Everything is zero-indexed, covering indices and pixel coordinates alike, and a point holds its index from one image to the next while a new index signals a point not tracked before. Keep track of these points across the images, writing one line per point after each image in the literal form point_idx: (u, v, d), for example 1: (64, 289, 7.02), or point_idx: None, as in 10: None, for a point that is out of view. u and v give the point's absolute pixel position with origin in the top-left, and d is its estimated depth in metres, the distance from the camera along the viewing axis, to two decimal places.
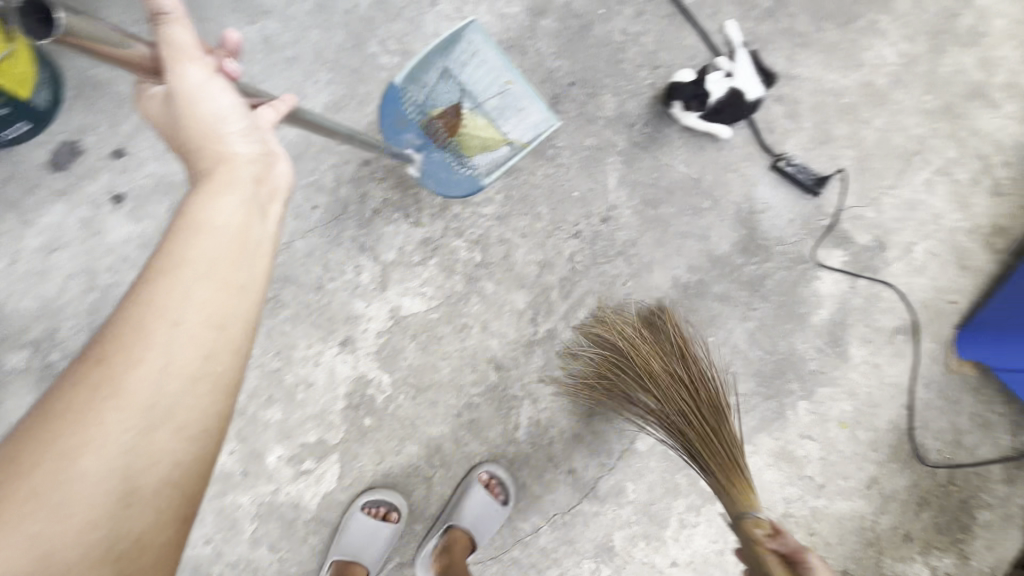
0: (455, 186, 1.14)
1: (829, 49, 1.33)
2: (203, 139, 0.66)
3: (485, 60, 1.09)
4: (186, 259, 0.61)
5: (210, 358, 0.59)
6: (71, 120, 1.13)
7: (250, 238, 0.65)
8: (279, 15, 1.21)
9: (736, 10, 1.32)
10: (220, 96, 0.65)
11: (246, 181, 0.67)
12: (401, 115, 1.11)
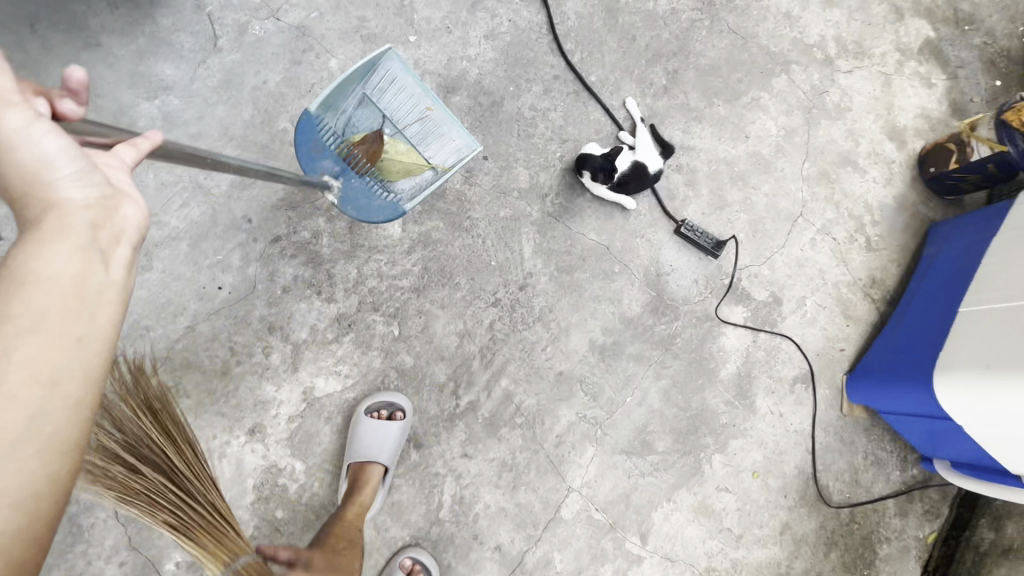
0: (377, 212, 1.13)
1: (720, 122, 1.46)
2: (26, 187, 0.51)
3: (402, 91, 1.20)
4: (3, 318, 0.47)
5: (25, 438, 0.46)
6: None
7: (89, 289, 0.51)
8: (181, 90, 1.18)
9: (635, 88, 1.43)
10: (44, 139, 0.50)
11: (82, 228, 0.52)
12: (318, 142, 1.11)
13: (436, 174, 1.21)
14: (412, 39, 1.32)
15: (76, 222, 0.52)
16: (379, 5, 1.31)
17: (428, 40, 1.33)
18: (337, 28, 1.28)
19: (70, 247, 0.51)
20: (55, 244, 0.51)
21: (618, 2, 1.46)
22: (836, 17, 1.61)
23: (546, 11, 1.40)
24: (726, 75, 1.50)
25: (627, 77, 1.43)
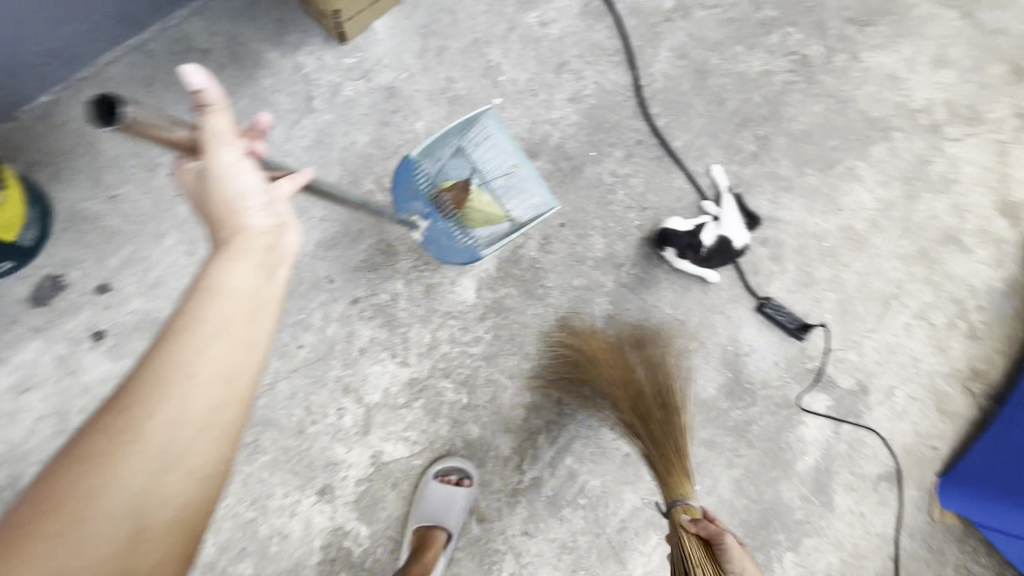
0: (456, 254, 1.21)
1: (811, 193, 1.38)
2: (229, 211, 0.74)
3: (494, 148, 1.27)
4: (205, 318, 0.65)
5: (218, 410, 0.64)
6: (57, 253, 1.12)
7: (260, 300, 0.70)
8: (277, 150, 1.23)
9: (722, 154, 1.37)
10: (244, 173, 0.73)
11: (261, 250, 0.72)
12: (413, 185, 1.23)
13: (513, 227, 1.26)
14: (497, 100, 1.32)
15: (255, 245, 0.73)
16: (467, 67, 1.32)
17: (512, 102, 1.32)
18: (425, 89, 1.30)
19: (251, 265, 0.71)
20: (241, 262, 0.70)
21: (708, 64, 1.41)
22: (947, 80, 1.49)
23: (633, 73, 1.37)
24: (819, 141, 1.42)
25: (713, 143, 1.37)
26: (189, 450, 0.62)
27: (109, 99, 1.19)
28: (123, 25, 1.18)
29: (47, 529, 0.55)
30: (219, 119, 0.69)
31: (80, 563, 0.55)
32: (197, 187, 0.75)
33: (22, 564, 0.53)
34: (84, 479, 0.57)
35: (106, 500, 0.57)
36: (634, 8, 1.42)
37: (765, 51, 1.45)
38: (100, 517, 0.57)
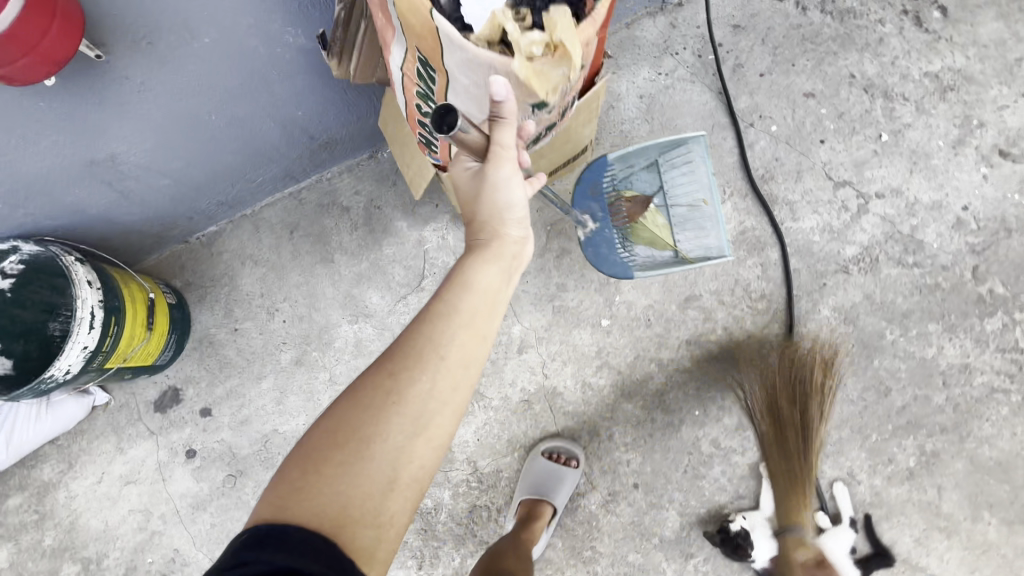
0: (608, 265, 1.20)
1: (980, 548, 1.05)
2: (491, 217, 0.74)
3: (692, 171, 1.19)
4: (459, 308, 0.67)
5: (458, 391, 0.64)
6: (183, 369, 1.29)
7: (500, 300, 0.71)
8: (379, 320, 1.28)
9: (863, 458, 1.11)
10: (515, 190, 0.74)
11: (508, 257, 0.73)
12: (597, 185, 1.22)
13: (676, 259, 1.19)
14: (605, 322, 1.21)
15: (508, 251, 0.73)
16: (584, 276, 1.23)
17: (621, 327, 1.21)
18: (533, 292, 1.24)
19: (499, 268, 0.71)
20: (493, 265, 0.71)
21: (880, 338, 1.14)
22: None
23: (775, 329, 1.17)
24: (1017, 481, 1.07)
25: (854, 441, 1.11)
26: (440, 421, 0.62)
27: (260, 237, 1.33)
28: (285, 180, 1.29)
29: (337, 458, 0.58)
30: (509, 129, 0.70)
31: (368, 498, 0.58)
32: (467, 185, 0.76)
33: (320, 482, 0.57)
34: (360, 427, 0.60)
35: (377, 449, 0.60)
36: (801, 247, 1.19)
37: (970, 339, 1.13)
38: (378, 458, 0.59)
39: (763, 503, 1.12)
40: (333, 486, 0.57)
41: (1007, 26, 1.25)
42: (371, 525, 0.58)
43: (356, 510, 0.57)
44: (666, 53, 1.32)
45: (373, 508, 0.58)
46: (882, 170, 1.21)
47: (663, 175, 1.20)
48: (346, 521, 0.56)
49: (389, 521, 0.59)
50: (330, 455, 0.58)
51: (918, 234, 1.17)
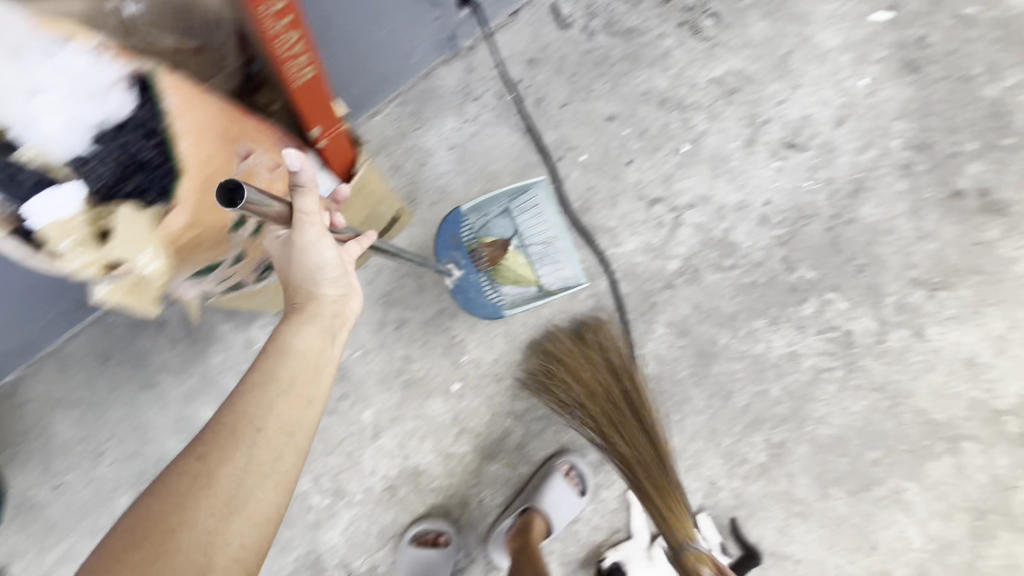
0: (479, 308, 1.17)
1: (834, 523, 1.12)
2: (303, 281, 0.81)
3: (541, 212, 1.18)
4: (275, 380, 0.77)
5: (278, 459, 0.73)
6: (7, 543, 1.17)
7: (320, 362, 0.81)
8: None
9: (720, 464, 1.14)
10: (326, 250, 0.78)
11: (328, 316, 0.82)
12: (456, 235, 1.18)
13: (539, 294, 1.19)
14: (455, 387, 1.18)
15: (326, 309, 0.82)
16: (427, 343, 1.20)
17: (472, 388, 1.18)
18: (378, 371, 1.19)
19: (318, 329, 0.81)
20: (310, 328, 0.80)
21: (715, 345, 1.18)
22: None
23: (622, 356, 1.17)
24: (856, 452, 1.14)
25: (711, 449, 1.15)
26: (259, 492, 0.71)
27: (69, 376, 1.19)
28: (79, 312, 1.16)
29: (154, 544, 0.65)
30: (309, 197, 0.73)
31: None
32: (281, 255, 0.81)
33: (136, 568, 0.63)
34: (170, 516, 0.66)
35: (189, 530, 0.66)
36: (628, 271, 1.22)
37: (792, 328, 1.19)
38: (191, 541, 0.66)
39: (635, 528, 1.14)
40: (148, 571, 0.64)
41: (773, 23, 1.32)
42: None
43: None
44: (468, 99, 1.30)
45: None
46: (689, 181, 1.25)
47: (516, 218, 1.17)
48: None
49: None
50: (148, 541, 0.65)
51: (730, 236, 1.22)
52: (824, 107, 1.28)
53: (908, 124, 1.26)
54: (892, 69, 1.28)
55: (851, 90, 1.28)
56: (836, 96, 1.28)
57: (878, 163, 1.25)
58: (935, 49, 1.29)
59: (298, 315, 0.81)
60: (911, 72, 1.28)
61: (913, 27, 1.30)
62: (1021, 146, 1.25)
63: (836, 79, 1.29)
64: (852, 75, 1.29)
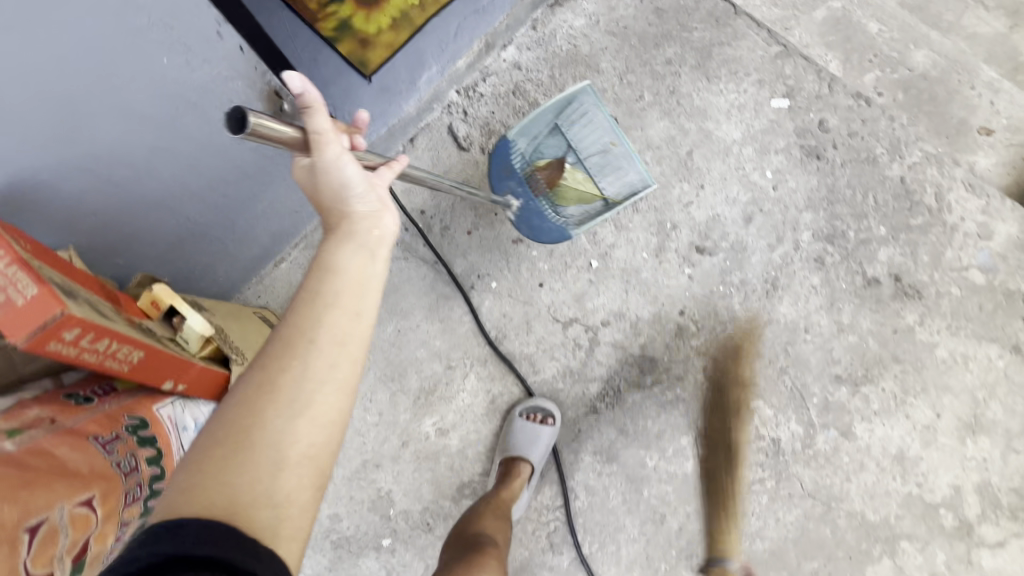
0: (546, 233, 1.23)
1: None
2: (331, 203, 0.66)
3: (588, 122, 1.24)
4: (320, 294, 0.59)
5: (335, 368, 0.57)
6: None
7: (365, 277, 0.62)
8: None
9: None
10: (349, 166, 0.64)
11: (366, 233, 0.65)
12: (509, 165, 1.26)
13: (605, 206, 1.24)
14: (386, 541, 1.16)
15: (361, 229, 0.65)
16: (354, 498, 1.18)
17: (403, 542, 1.16)
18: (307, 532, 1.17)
19: (356, 247, 0.63)
20: (350, 244, 0.63)
21: (643, 469, 1.17)
22: (982, 451, 1.16)
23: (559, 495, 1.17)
24: (794, 564, 1.14)
25: None
26: (320, 403, 0.55)
27: None
28: None
29: (218, 457, 0.51)
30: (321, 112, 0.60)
31: (256, 482, 0.51)
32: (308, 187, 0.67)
33: (204, 476, 0.50)
34: (235, 425, 0.53)
35: (257, 434, 0.53)
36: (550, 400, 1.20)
37: (719, 441, 1.17)
38: (262, 443, 0.52)
39: None
40: (215, 480, 0.50)
41: (673, 121, 1.29)
42: (266, 501, 0.51)
43: (245, 497, 0.50)
44: None
45: (264, 494, 0.51)
46: (602, 298, 1.23)
47: (567, 133, 1.24)
48: (234, 514, 0.49)
49: (288, 500, 0.52)
50: (215, 464, 0.51)
51: (648, 351, 1.21)
52: (731, 205, 1.26)
53: (815, 215, 1.24)
54: (795, 158, 1.27)
55: (756, 184, 1.26)
56: (742, 193, 1.26)
57: (789, 259, 1.23)
58: (835, 132, 1.28)
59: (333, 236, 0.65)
60: (813, 159, 1.27)
61: (811, 112, 1.29)
62: (930, 225, 1.24)
63: (741, 174, 1.27)
64: (756, 169, 1.27)
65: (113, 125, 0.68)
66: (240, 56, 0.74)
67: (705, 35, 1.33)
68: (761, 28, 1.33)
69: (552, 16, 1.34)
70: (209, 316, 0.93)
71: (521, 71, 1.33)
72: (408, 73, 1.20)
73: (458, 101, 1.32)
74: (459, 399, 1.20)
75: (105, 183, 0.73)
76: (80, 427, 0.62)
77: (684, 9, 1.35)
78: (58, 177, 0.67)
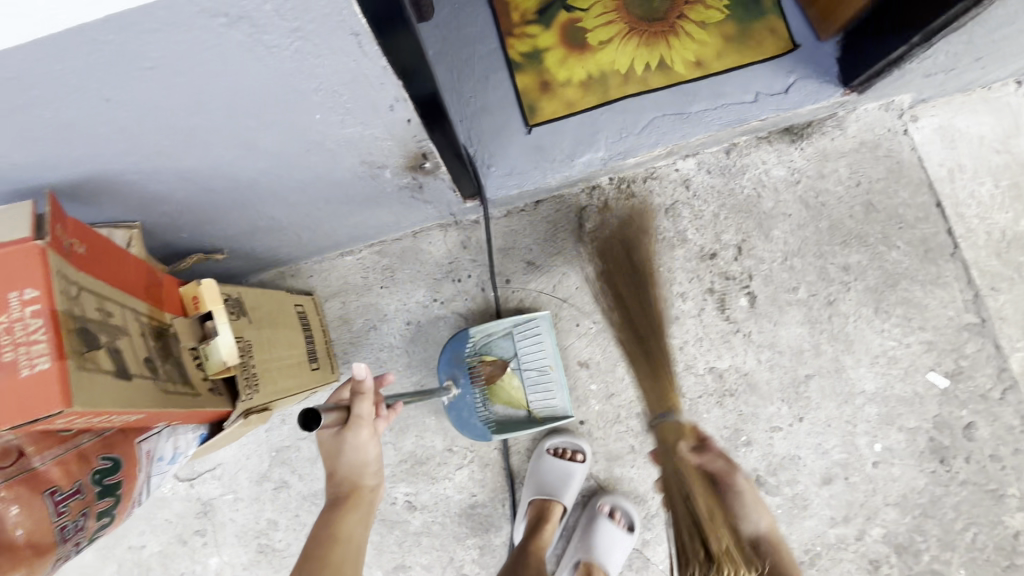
0: (469, 428, 1.08)
1: None
2: (347, 473, 0.74)
3: (543, 343, 1.09)
4: (328, 562, 0.70)
5: None
6: None
7: (360, 541, 0.74)
8: None
9: None
10: (369, 449, 0.74)
11: (369, 501, 0.77)
12: (460, 352, 1.09)
13: (526, 418, 1.11)
14: None
15: (365, 499, 0.76)
16: (297, 518, 1.13)
17: None
18: (240, 523, 1.13)
19: (357, 516, 0.75)
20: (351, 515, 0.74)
21: None
22: None
23: None
24: None
25: None
26: None
27: None
28: None
29: None
30: (367, 402, 0.71)
31: None
32: (327, 446, 0.74)
33: None
34: None
35: None
36: None
37: None
38: None
39: None
40: None
41: (811, 334, 1.12)
42: None
43: None
44: (447, 277, 1.16)
45: None
46: (634, 471, 1.12)
47: (520, 344, 1.10)
48: None
49: None
50: None
51: (647, 549, 1.09)
52: (818, 455, 1.10)
53: (899, 516, 1.08)
54: (916, 446, 1.09)
55: (857, 448, 1.10)
56: (837, 449, 1.10)
57: (843, 543, 1.08)
58: (977, 445, 1.09)
59: (339, 505, 0.74)
60: (934, 458, 1.09)
61: (964, 409, 1.09)
62: None
63: (848, 429, 1.10)
64: (867, 433, 1.10)
65: (229, 151, 0.56)
66: (403, 124, 0.61)
67: (903, 261, 1.13)
68: (968, 287, 1.12)
69: (754, 150, 1.15)
70: (245, 325, 0.83)
71: (687, 191, 1.15)
72: (572, 145, 1.05)
73: (605, 188, 1.15)
74: (443, 485, 1.12)
75: (198, 187, 0.63)
76: (44, 472, 0.54)
77: (898, 220, 1.14)
78: (150, 178, 0.57)
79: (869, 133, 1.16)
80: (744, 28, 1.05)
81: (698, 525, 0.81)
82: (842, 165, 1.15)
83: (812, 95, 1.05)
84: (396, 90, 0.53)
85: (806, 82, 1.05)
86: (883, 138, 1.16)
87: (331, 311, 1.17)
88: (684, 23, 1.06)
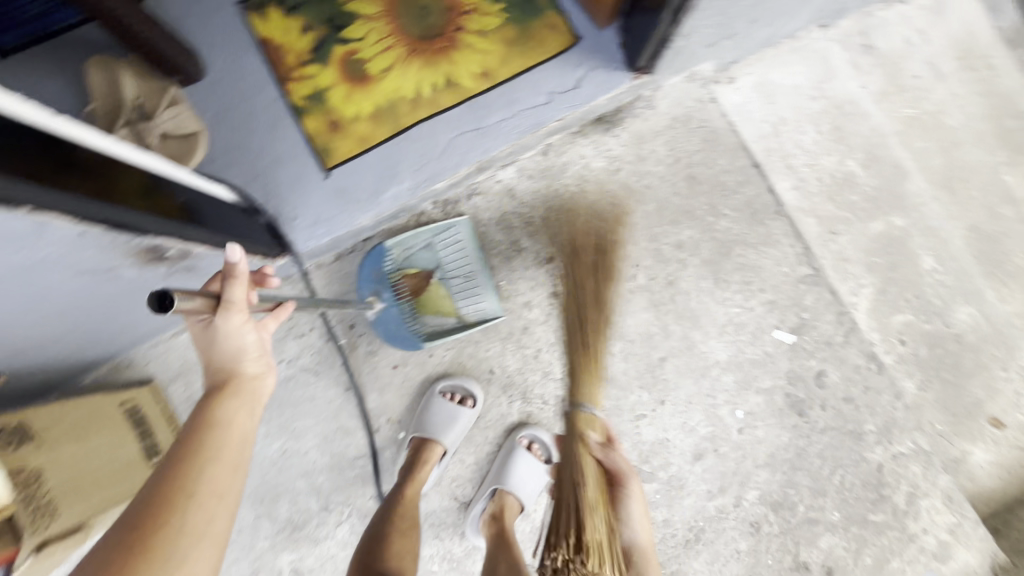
0: (399, 341, 1.10)
1: None
2: (223, 360, 0.69)
3: (462, 247, 1.11)
4: (200, 449, 0.63)
5: (211, 522, 0.59)
6: None
7: (243, 430, 0.67)
8: None
9: None
10: (248, 331, 0.69)
11: (251, 391, 0.70)
12: (381, 268, 1.10)
13: (458, 326, 1.12)
14: None
15: (248, 387, 0.70)
16: None
17: None
18: None
19: (239, 406, 0.68)
20: (230, 400, 0.67)
21: None
22: None
23: None
24: None
25: None
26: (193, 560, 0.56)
27: None
28: None
29: None
30: (241, 284, 0.64)
31: None
32: (200, 336, 0.69)
33: None
34: None
35: None
36: None
37: None
38: None
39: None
40: None
41: (658, 316, 1.13)
42: None
43: None
44: (289, 334, 1.12)
45: None
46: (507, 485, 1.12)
47: (439, 254, 1.11)
48: None
49: None
50: None
51: (539, 561, 1.11)
52: (686, 434, 1.12)
53: (771, 475, 1.11)
54: (775, 405, 1.12)
55: (721, 420, 1.12)
56: (703, 424, 1.12)
57: (723, 513, 1.11)
58: (830, 390, 1.12)
59: (217, 391, 0.68)
60: (793, 412, 1.12)
61: (813, 358, 1.13)
62: (886, 526, 1.11)
63: (709, 403, 1.12)
64: (728, 403, 1.12)
65: None
66: (81, 237, 0.60)
67: (732, 228, 1.14)
68: (798, 241, 1.14)
69: (570, 146, 1.14)
70: (31, 452, 0.81)
71: (513, 200, 1.13)
72: (374, 181, 1.02)
73: (431, 213, 1.13)
74: (326, 545, 1.10)
75: None
76: None
77: (721, 188, 1.15)
78: None
79: (680, 107, 1.16)
80: (523, 29, 1.03)
81: (582, 504, 0.84)
82: (659, 144, 1.15)
83: (603, 85, 1.04)
84: (22, 219, 0.52)
85: (595, 72, 1.03)
86: (694, 110, 1.16)
87: (175, 395, 1.11)
88: (462, 34, 1.03)
